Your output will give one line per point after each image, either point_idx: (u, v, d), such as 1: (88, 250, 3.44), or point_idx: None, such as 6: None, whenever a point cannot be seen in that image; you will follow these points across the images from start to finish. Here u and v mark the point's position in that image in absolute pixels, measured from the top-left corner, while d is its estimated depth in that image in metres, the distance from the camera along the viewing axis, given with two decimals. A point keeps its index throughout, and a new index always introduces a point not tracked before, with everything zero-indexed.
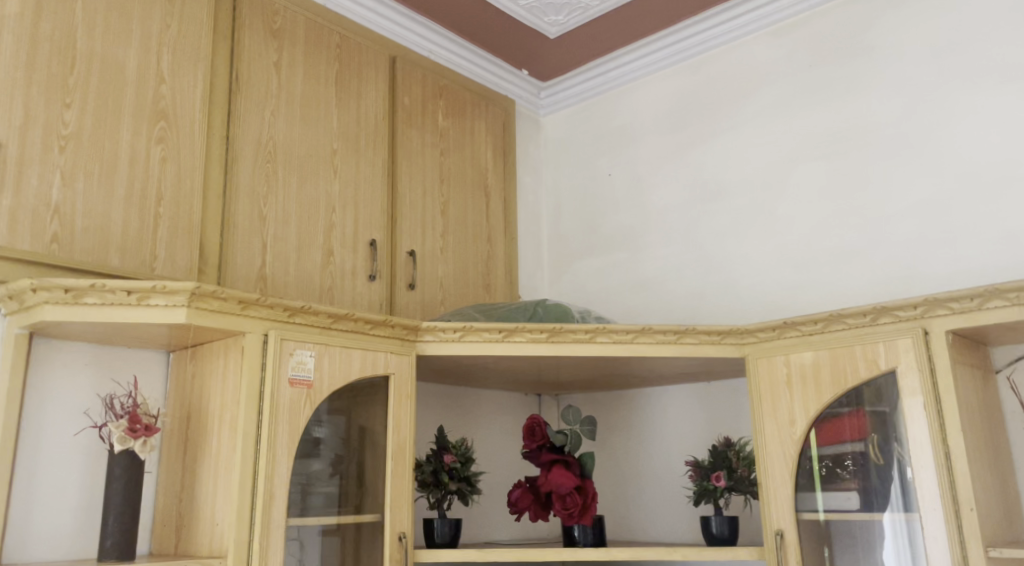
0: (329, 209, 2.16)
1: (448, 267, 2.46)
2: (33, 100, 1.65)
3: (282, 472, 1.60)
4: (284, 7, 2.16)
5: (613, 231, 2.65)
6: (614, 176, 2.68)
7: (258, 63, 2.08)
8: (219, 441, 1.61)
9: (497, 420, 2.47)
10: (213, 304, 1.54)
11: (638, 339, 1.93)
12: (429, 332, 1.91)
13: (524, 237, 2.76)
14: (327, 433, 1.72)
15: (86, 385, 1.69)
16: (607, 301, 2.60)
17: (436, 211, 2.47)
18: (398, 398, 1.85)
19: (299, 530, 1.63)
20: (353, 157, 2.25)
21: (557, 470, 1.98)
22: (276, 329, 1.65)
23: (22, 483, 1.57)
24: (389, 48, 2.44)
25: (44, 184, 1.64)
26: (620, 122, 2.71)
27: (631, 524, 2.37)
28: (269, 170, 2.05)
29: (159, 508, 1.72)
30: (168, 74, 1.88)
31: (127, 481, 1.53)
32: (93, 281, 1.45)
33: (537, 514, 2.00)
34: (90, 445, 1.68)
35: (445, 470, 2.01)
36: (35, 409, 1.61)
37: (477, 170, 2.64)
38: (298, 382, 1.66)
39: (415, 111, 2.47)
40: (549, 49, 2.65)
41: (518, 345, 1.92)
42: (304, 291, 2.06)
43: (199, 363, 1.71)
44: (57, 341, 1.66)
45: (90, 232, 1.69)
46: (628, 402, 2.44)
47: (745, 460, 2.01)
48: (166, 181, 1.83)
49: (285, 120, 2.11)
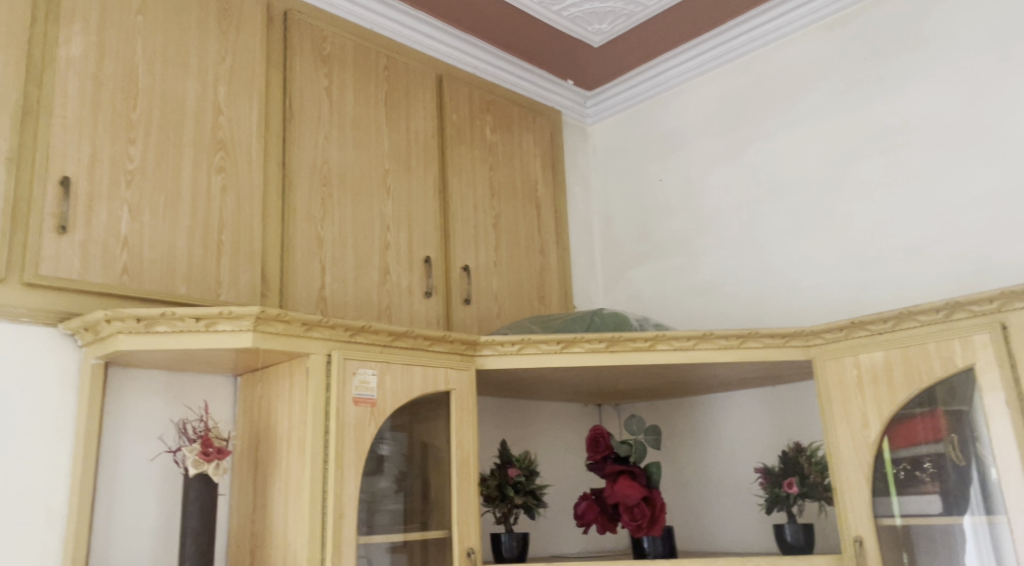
0: (384, 227, 2.19)
1: (502, 280, 2.47)
2: (99, 138, 1.71)
3: (351, 490, 1.62)
4: (333, 33, 2.21)
5: (667, 236, 2.62)
6: (666, 181, 2.66)
7: (310, 89, 2.12)
8: (288, 461, 1.63)
9: (559, 432, 2.46)
10: (279, 326, 1.57)
11: (700, 345, 1.90)
12: (487, 346, 1.92)
13: (577, 246, 2.76)
14: (391, 450, 1.73)
15: (160, 411, 1.74)
16: (664, 307, 2.58)
17: (488, 226, 2.48)
18: (461, 413, 1.86)
19: (367, 547, 1.64)
20: (405, 176, 2.28)
21: (623, 481, 1.95)
22: (339, 349, 1.67)
23: (103, 508, 1.62)
24: (435, 66, 2.47)
25: (113, 218, 1.70)
26: (668, 126, 2.69)
27: (701, 534, 2.33)
28: (325, 193, 2.09)
29: (233, 529, 1.75)
30: (225, 104, 1.94)
31: (202, 503, 1.56)
32: (162, 310, 1.49)
33: (605, 525, 1.98)
34: (165, 469, 1.73)
35: (510, 484, 2.02)
36: (112, 436, 1.66)
37: (527, 182, 2.64)
38: (362, 401, 1.68)
39: (464, 127, 2.49)
40: (594, 58, 2.65)
41: (578, 356, 1.91)
42: (363, 310, 2.09)
43: (266, 386, 1.75)
44: (130, 370, 1.71)
45: (157, 262, 1.75)
46: (691, 409, 2.41)
47: (817, 465, 1.96)
48: (227, 209, 1.88)
49: (338, 143, 2.14)
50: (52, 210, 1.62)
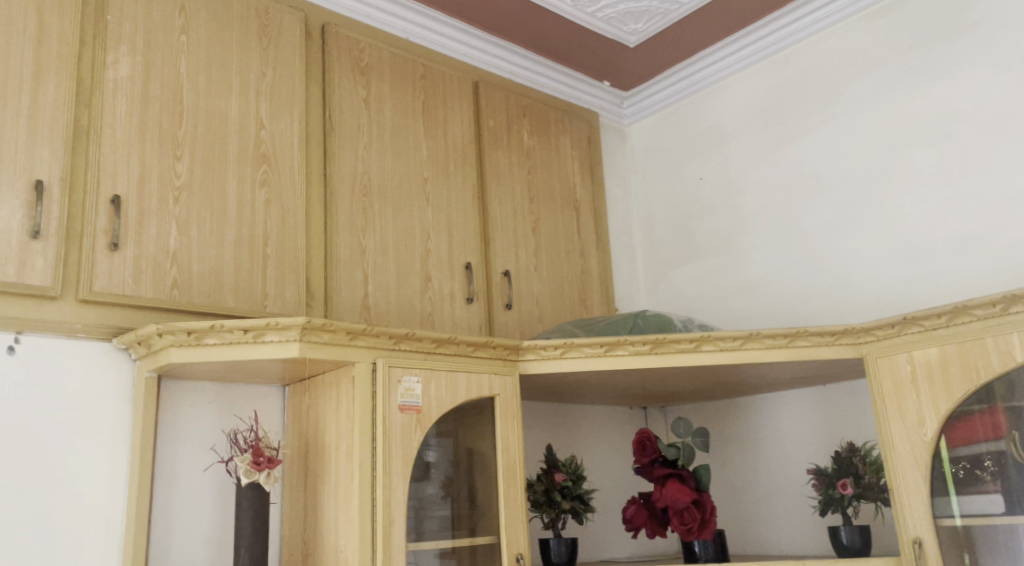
0: (424, 235, 2.20)
1: (543, 284, 2.46)
2: (147, 157, 1.75)
3: (399, 496, 1.63)
4: (370, 44, 2.23)
5: (710, 235, 2.59)
6: (706, 180, 2.63)
7: (349, 100, 2.14)
8: (337, 469, 1.65)
9: (605, 436, 2.44)
10: (324, 336, 1.59)
11: (746, 345, 1.88)
12: (530, 351, 1.92)
13: (617, 249, 2.74)
14: (437, 456, 1.73)
15: (212, 422, 1.77)
16: (708, 308, 2.55)
17: (528, 230, 2.48)
18: (505, 419, 1.86)
19: (415, 554, 1.64)
20: (443, 184, 2.29)
21: (672, 484, 1.93)
22: (383, 357, 1.69)
23: (160, 518, 1.65)
24: (471, 73, 2.48)
25: (163, 234, 1.74)
26: (708, 124, 2.66)
27: (753, 537, 2.30)
28: (366, 204, 2.10)
29: (285, 538, 1.78)
30: (267, 119, 1.97)
31: (255, 512, 1.59)
32: (212, 322, 1.52)
33: (655, 529, 1.97)
34: (219, 478, 1.76)
35: (557, 489, 2.01)
36: (167, 447, 1.69)
37: (566, 186, 2.64)
38: (408, 408, 1.69)
39: (501, 132, 2.49)
40: (630, 58, 2.63)
41: (622, 358, 1.90)
42: (406, 318, 2.10)
43: (314, 395, 1.77)
44: (182, 382, 1.74)
45: (206, 275, 1.78)
46: (739, 410, 2.37)
47: (872, 465, 1.92)
48: (271, 222, 1.91)
49: (377, 153, 2.16)
50: (104, 228, 1.66)
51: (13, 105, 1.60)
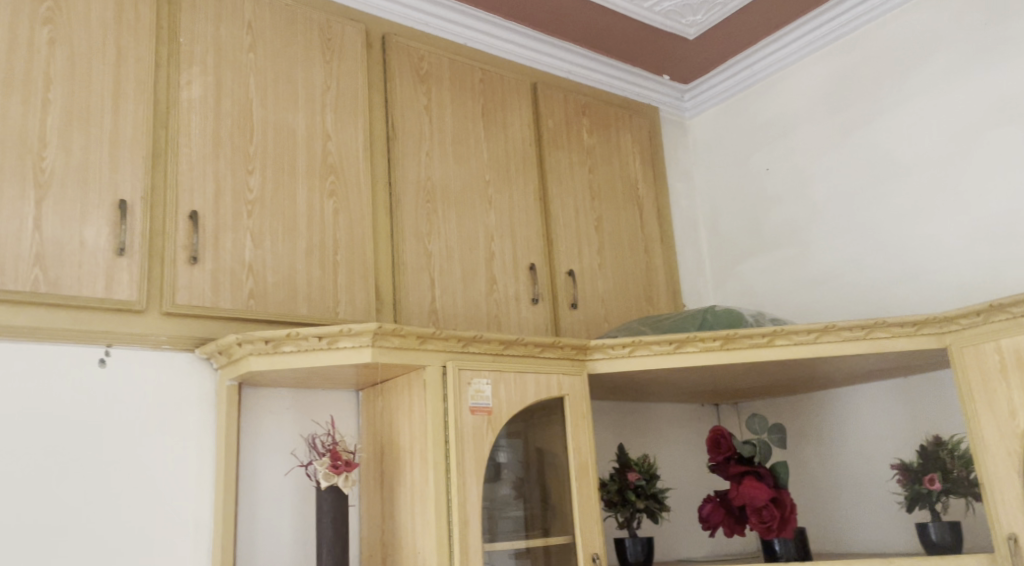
0: (488, 237, 2.22)
1: (608, 283, 2.45)
2: (221, 173, 1.81)
3: (474, 497, 1.64)
4: (429, 52, 2.26)
5: (778, 227, 2.54)
6: (773, 170, 2.58)
7: (410, 108, 2.17)
8: (412, 471, 1.68)
9: (677, 434, 2.42)
10: (395, 341, 1.62)
11: (821, 338, 1.84)
12: (598, 350, 1.91)
13: (683, 244, 2.71)
14: (508, 457, 1.75)
15: (290, 427, 1.82)
16: (779, 301, 2.50)
17: (591, 229, 2.46)
18: (576, 418, 1.86)
19: (492, 555, 1.66)
20: (505, 185, 2.31)
21: (749, 482, 1.89)
22: (453, 360, 1.70)
23: (245, 522, 1.71)
24: (529, 74, 2.49)
25: (239, 246, 1.79)
26: (772, 113, 2.61)
27: (835, 534, 2.24)
28: (430, 209, 2.13)
29: (364, 539, 1.81)
30: (333, 131, 2.01)
31: (335, 514, 1.62)
32: (287, 331, 1.56)
33: (732, 528, 1.94)
34: (299, 482, 1.80)
35: (631, 488, 2.00)
36: (249, 452, 1.75)
37: (628, 183, 2.62)
38: (479, 410, 1.70)
39: (561, 132, 2.49)
40: (689, 50, 2.60)
41: (692, 355, 1.88)
42: (474, 320, 2.12)
43: (387, 399, 1.80)
44: (261, 389, 1.80)
45: (280, 285, 1.83)
46: (816, 405, 2.32)
47: (961, 459, 1.85)
48: (340, 230, 1.96)
49: (440, 158, 2.19)
50: (183, 243, 1.73)
51: (96, 127, 1.68)
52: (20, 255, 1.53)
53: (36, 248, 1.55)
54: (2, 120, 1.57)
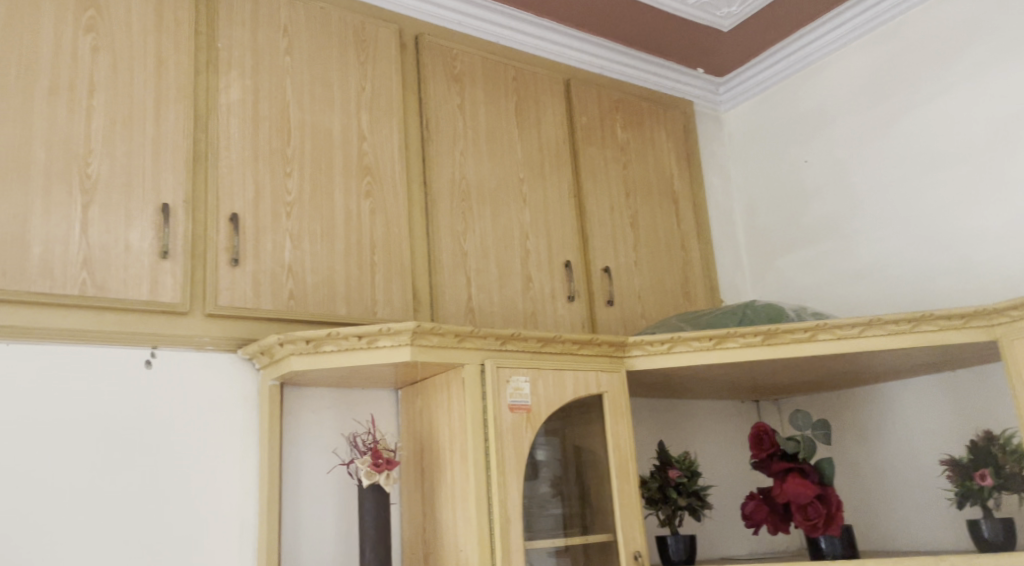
0: (523, 235, 2.22)
1: (644, 279, 2.43)
2: (260, 175, 1.83)
3: (514, 495, 1.64)
4: (462, 51, 2.26)
5: (817, 220, 2.50)
6: (811, 163, 2.54)
7: (444, 107, 2.18)
8: (452, 470, 1.68)
9: (717, 431, 2.39)
10: (434, 339, 1.62)
11: (865, 332, 1.80)
12: (637, 346, 1.90)
13: (720, 238, 2.68)
14: (547, 455, 1.74)
15: (332, 426, 1.83)
16: (820, 295, 2.46)
17: (626, 225, 2.45)
18: (615, 415, 1.85)
19: (534, 553, 1.65)
20: (540, 183, 2.30)
21: (793, 479, 1.88)
22: (491, 358, 1.71)
23: (289, 520, 1.73)
24: (562, 71, 2.48)
25: (278, 248, 1.81)
26: (810, 104, 2.57)
27: (882, 532, 2.20)
28: (465, 208, 2.13)
29: (406, 537, 1.82)
30: (368, 132, 2.02)
31: (377, 512, 1.64)
32: (328, 331, 1.57)
33: (777, 526, 1.91)
34: (341, 481, 1.81)
35: (672, 486, 1.98)
36: (292, 451, 1.77)
37: (663, 178, 2.59)
38: (518, 408, 1.70)
39: (595, 128, 2.48)
40: (724, 43, 2.57)
41: (733, 351, 1.85)
42: (510, 318, 2.12)
43: (426, 398, 1.81)
44: (302, 389, 1.81)
45: (319, 286, 1.85)
46: (859, 401, 2.28)
47: (1013, 454, 1.80)
48: (377, 231, 1.97)
49: (474, 157, 2.19)
50: (225, 246, 1.75)
51: (139, 133, 1.71)
52: (68, 259, 1.57)
53: (83, 252, 1.59)
54: (49, 127, 1.60)
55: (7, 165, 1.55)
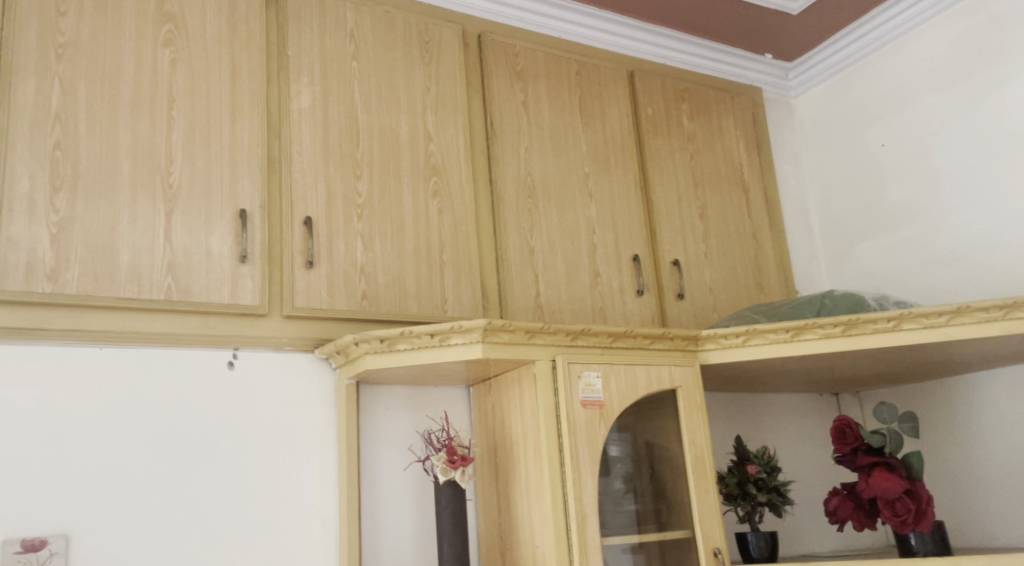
0: (589, 229, 2.20)
1: (715, 271, 2.38)
2: (331, 178, 1.87)
3: (590, 492, 1.63)
4: (524, 48, 2.26)
5: (896, 206, 2.41)
6: (889, 146, 2.45)
7: (508, 104, 2.18)
8: (527, 466, 1.68)
9: (796, 425, 2.33)
10: (505, 336, 1.63)
11: (953, 320, 1.73)
12: (711, 340, 1.87)
13: (793, 228, 2.61)
14: (619, 451, 1.72)
15: (407, 424, 1.86)
16: (901, 284, 2.37)
17: (695, 217, 2.40)
18: (690, 410, 1.82)
19: (612, 549, 1.64)
20: (605, 176, 2.28)
21: (879, 474, 1.82)
22: (563, 353, 1.70)
23: (368, 516, 1.75)
24: (625, 62, 2.45)
25: (351, 249, 1.85)
26: (885, 86, 2.48)
27: (974, 529, 2.11)
28: (531, 204, 2.13)
29: (482, 534, 1.83)
30: (434, 132, 2.04)
31: (454, 508, 1.65)
32: (402, 329, 1.59)
33: (862, 522, 1.85)
34: (417, 477, 1.84)
35: (751, 481, 1.94)
36: (369, 448, 1.80)
37: (733, 167, 2.54)
38: (590, 403, 1.69)
39: (661, 119, 2.44)
40: (793, 26, 2.51)
41: (811, 343, 1.81)
42: (580, 313, 2.11)
43: (499, 394, 1.81)
44: (377, 387, 1.84)
45: (391, 285, 1.87)
46: (947, 393, 2.19)
47: None
48: (445, 230, 1.98)
49: (539, 153, 2.19)
50: (300, 248, 1.79)
51: (217, 141, 1.76)
52: (154, 265, 1.63)
53: (168, 258, 1.64)
54: (134, 140, 1.67)
55: (96, 178, 1.61)
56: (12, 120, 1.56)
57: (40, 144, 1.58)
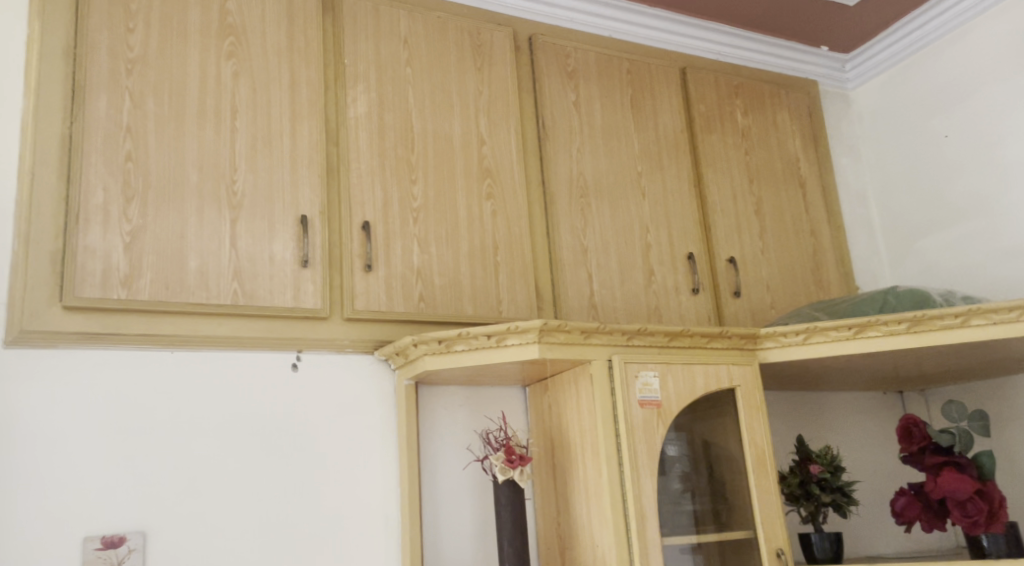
0: (643, 228, 2.19)
1: (772, 268, 2.35)
2: (387, 183, 1.90)
3: (649, 492, 1.63)
4: (575, 48, 2.26)
5: (960, 198, 2.34)
6: (952, 137, 2.38)
7: (559, 105, 2.19)
8: (585, 466, 1.68)
9: (858, 423, 2.28)
10: (561, 336, 1.63)
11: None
12: (770, 338, 1.85)
13: (853, 223, 2.55)
14: (677, 451, 1.71)
15: (465, 424, 1.88)
16: (968, 278, 2.30)
17: (751, 213, 2.37)
18: (750, 409, 1.80)
19: (672, 550, 1.63)
20: (658, 174, 2.27)
21: (948, 474, 1.77)
22: (619, 353, 1.70)
23: (429, 515, 1.78)
24: (678, 59, 2.44)
25: (407, 252, 1.87)
26: (948, 75, 2.41)
27: None
28: (584, 205, 2.13)
29: (541, 533, 1.84)
30: (487, 135, 2.06)
31: (513, 508, 1.66)
32: (459, 330, 1.61)
33: (931, 523, 1.81)
34: (476, 476, 1.85)
35: (814, 481, 1.91)
36: (428, 448, 1.82)
37: (789, 162, 2.50)
38: (648, 403, 1.69)
39: (714, 115, 2.42)
40: (850, 17, 2.45)
41: (874, 340, 1.77)
42: (635, 312, 2.10)
43: (555, 394, 1.82)
44: (435, 388, 1.87)
45: (447, 287, 1.90)
46: (1018, 390, 2.12)
47: None
48: (499, 232, 2.00)
49: (591, 153, 2.18)
50: (358, 252, 1.82)
51: (278, 148, 1.81)
52: (221, 271, 1.68)
53: (234, 264, 1.69)
54: (200, 150, 1.72)
55: (165, 187, 1.67)
56: (87, 133, 1.63)
57: (113, 157, 1.64)
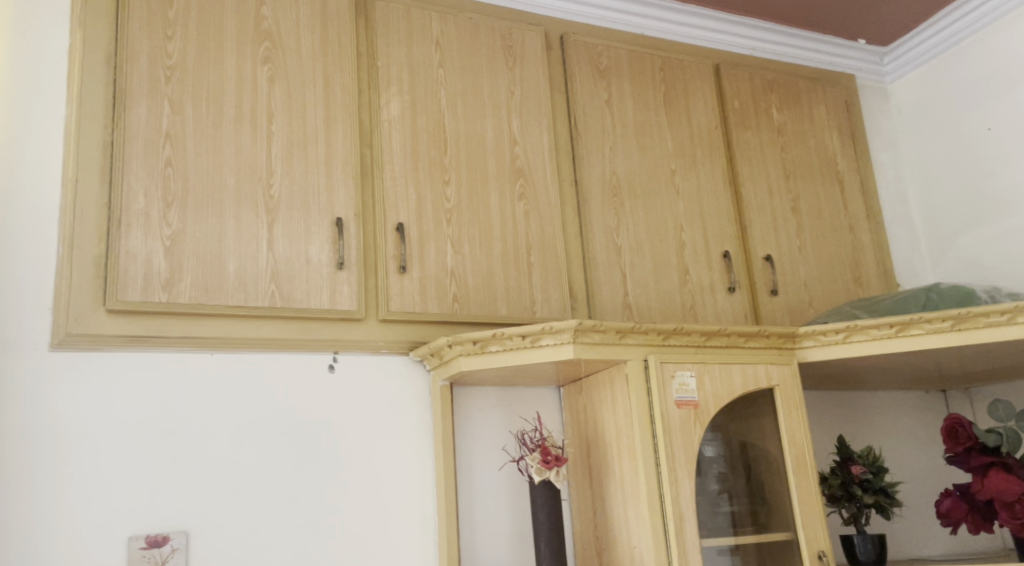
0: (678, 227, 2.17)
1: (810, 266, 2.32)
2: (421, 185, 1.91)
3: (687, 493, 1.61)
4: (607, 47, 2.25)
5: (1005, 193, 2.28)
6: (996, 130, 2.32)
7: (591, 104, 2.18)
8: (621, 467, 1.67)
9: (900, 423, 2.24)
10: (596, 336, 1.63)
11: None
12: (808, 337, 1.82)
13: (892, 219, 2.50)
14: (715, 451, 1.69)
15: (500, 424, 1.88)
16: (1013, 274, 2.24)
17: (787, 210, 2.34)
18: (788, 409, 1.78)
19: (711, 551, 1.62)
20: (692, 172, 2.24)
21: (995, 475, 1.73)
22: (655, 353, 1.69)
23: (466, 516, 1.78)
24: (711, 55, 2.41)
25: (441, 254, 1.88)
26: (991, 66, 2.35)
27: None
28: (617, 204, 2.12)
29: (577, 534, 1.83)
30: (519, 135, 2.06)
31: (550, 508, 1.66)
32: (494, 331, 1.61)
33: (977, 525, 1.78)
34: (512, 477, 1.85)
35: (856, 482, 1.88)
36: (464, 449, 1.82)
37: (827, 157, 2.46)
38: (684, 403, 1.67)
39: (749, 111, 2.39)
40: (888, 9, 2.41)
41: (917, 339, 1.74)
42: (670, 312, 2.08)
43: (590, 395, 1.81)
44: (470, 389, 1.87)
45: (481, 288, 1.90)
46: None
47: None
48: (532, 232, 1.99)
49: (624, 152, 2.17)
50: (393, 254, 1.83)
51: (314, 151, 1.82)
52: (258, 274, 1.70)
53: (270, 266, 1.71)
54: (237, 154, 1.75)
55: (204, 190, 1.70)
56: (128, 137, 1.66)
57: (153, 162, 1.67)
